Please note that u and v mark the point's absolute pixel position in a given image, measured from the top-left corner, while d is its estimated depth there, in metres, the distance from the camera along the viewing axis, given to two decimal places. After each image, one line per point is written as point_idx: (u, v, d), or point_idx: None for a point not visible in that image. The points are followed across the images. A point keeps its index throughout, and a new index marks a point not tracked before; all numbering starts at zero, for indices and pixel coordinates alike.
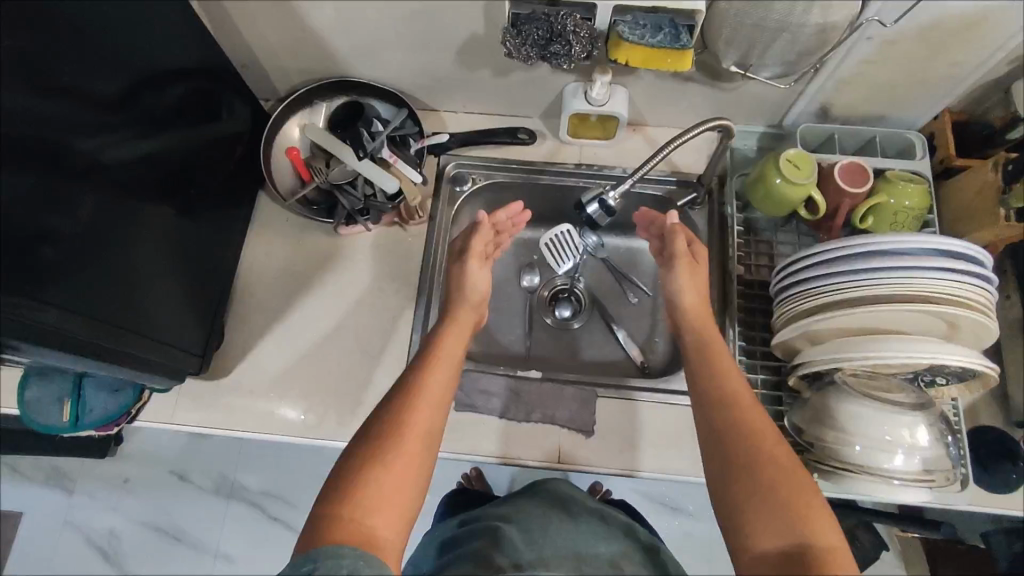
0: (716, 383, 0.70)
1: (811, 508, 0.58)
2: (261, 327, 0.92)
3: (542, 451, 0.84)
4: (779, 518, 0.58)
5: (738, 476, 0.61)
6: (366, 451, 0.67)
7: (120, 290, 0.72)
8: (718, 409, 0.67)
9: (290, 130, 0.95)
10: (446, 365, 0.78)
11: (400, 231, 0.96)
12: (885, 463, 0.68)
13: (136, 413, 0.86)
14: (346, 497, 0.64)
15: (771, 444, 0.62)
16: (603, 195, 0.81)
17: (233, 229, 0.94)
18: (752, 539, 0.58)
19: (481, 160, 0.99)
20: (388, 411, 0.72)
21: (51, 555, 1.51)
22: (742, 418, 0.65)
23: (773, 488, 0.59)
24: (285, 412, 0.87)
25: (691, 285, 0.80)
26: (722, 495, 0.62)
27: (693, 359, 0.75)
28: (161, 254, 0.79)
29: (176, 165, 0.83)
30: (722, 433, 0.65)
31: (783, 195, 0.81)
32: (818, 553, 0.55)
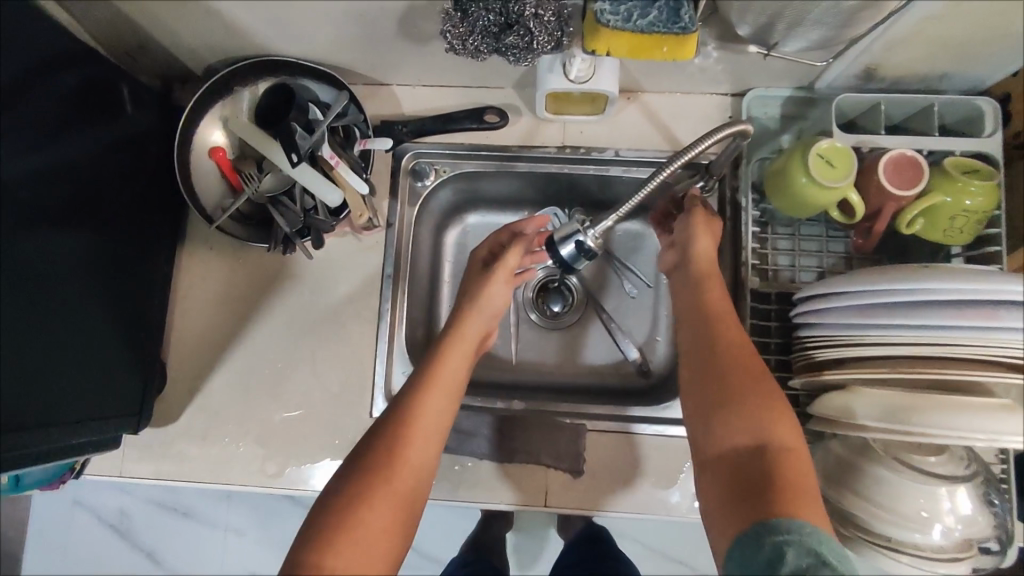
0: (701, 298, 0.68)
1: (775, 412, 0.57)
2: (207, 361, 0.81)
3: (528, 496, 0.76)
4: (741, 419, 0.57)
5: (709, 381, 0.61)
6: (349, 494, 0.57)
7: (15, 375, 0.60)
8: (700, 323, 0.66)
9: (209, 127, 0.79)
10: (443, 391, 0.66)
11: (353, 241, 0.82)
12: (915, 537, 0.58)
13: (82, 468, 0.79)
14: (327, 541, 0.54)
15: (745, 355, 0.62)
16: (576, 235, 0.68)
17: (159, 252, 0.81)
18: (716, 440, 0.58)
19: (444, 148, 0.83)
20: (376, 438, 0.61)
21: (69, 534, 1.52)
22: (721, 331, 0.64)
23: (739, 391, 0.59)
24: (241, 460, 0.78)
25: (705, 234, 0.71)
26: (693, 402, 0.62)
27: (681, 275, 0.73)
28: (67, 310, 0.67)
29: (65, 198, 0.68)
30: (697, 345, 0.65)
31: (809, 198, 0.65)
32: (775, 453, 0.54)
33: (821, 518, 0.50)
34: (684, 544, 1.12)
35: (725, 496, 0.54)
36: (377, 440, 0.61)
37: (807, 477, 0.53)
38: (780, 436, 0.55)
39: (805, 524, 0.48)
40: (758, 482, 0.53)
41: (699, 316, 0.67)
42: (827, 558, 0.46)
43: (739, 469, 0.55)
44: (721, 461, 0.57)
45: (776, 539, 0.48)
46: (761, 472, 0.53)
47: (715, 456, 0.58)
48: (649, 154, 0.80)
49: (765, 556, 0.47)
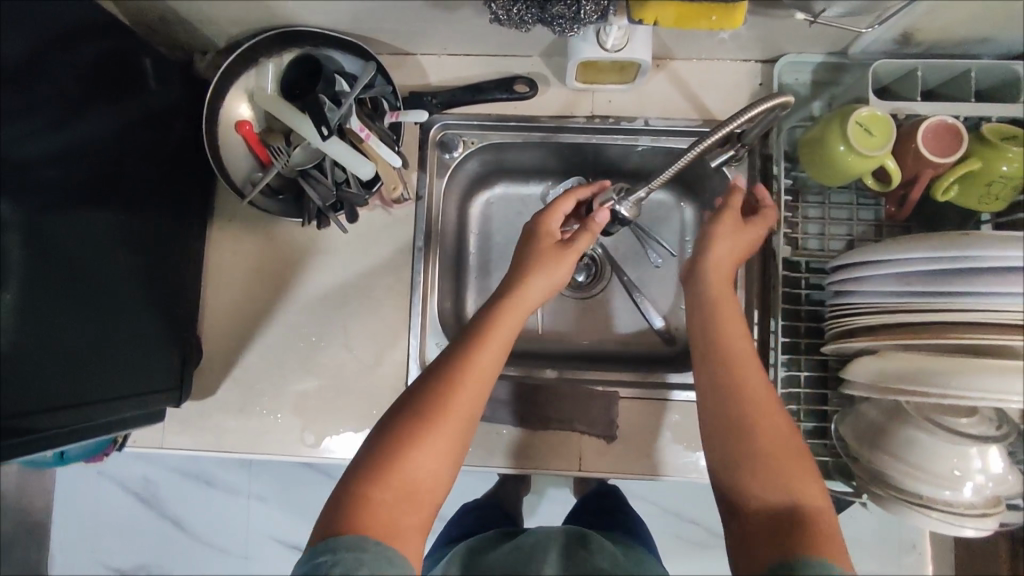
0: (717, 317, 0.64)
1: (804, 477, 0.54)
2: (242, 336, 0.82)
3: (563, 460, 0.78)
4: (769, 480, 0.54)
5: (732, 435, 0.57)
6: (401, 432, 0.57)
7: (59, 353, 0.61)
8: (717, 348, 0.62)
9: (235, 101, 0.78)
10: (497, 341, 0.63)
11: (383, 214, 0.82)
12: (945, 494, 0.60)
13: (125, 440, 0.81)
14: (378, 469, 0.56)
15: (768, 406, 0.58)
16: (615, 204, 0.75)
17: (190, 226, 0.81)
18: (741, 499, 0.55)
19: (472, 119, 0.82)
20: (428, 379, 0.61)
21: (89, 505, 1.48)
22: (742, 357, 0.61)
23: (764, 445, 0.55)
24: (280, 430, 0.80)
25: (725, 248, 0.68)
26: (714, 452, 0.58)
27: (696, 307, 0.66)
28: (104, 287, 0.68)
29: (96, 173, 0.68)
30: (717, 390, 0.60)
31: (847, 166, 0.65)
32: (806, 519, 0.51)
33: None
34: (701, 506, 1.16)
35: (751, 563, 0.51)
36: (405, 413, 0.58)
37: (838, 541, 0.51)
38: (808, 483, 0.53)
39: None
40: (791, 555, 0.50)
41: (716, 356, 0.61)
42: None
43: (770, 537, 0.51)
44: (748, 522, 0.53)
45: None
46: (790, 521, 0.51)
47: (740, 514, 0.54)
48: (679, 122, 0.80)
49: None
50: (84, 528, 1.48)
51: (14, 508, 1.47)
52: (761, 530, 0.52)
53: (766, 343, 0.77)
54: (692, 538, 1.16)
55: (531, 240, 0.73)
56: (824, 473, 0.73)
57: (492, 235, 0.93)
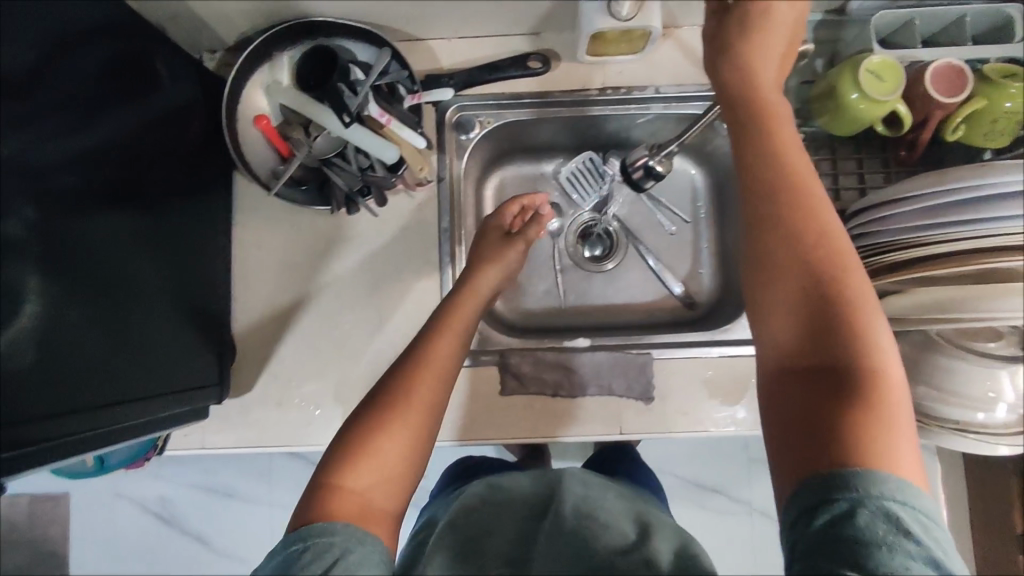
0: (765, 143, 0.50)
1: (870, 341, 0.46)
2: (275, 329, 0.82)
3: (604, 425, 0.79)
4: (830, 343, 0.46)
5: (791, 289, 0.48)
6: (370, 423, 0.59)
7: (89, 358, 0.61)
8: (765, 183, 0.50)
9: (253, 95, 0.79)
10: (450, 341, 0.68)
11: (407, 198, 0.83)
12: (977, 417, 0.64)
13: (164, 444, 0.80)
14: (347, 458, 0.57)
15: (837, 258, 0.48)
16: (648, 162, 0.77)
17: (216, 225, 0.81)
18: (790, 359, 0.48)
19: (487, 98, 0.84)
20: (390, 377, 0.64)
21: (102, 531, 1.38)
22: (809, 198, 0.49)
23: (825, 307, 0.47)
24: (321, 419, 0.80)
25: (762, 60, 0.51)
26: (763, 301, 0.49)
27: (739, 113, 0.52)
28: (131, 291, 0.67)
29: (116, 176, 0.68)
30: (770, 235, 0.49)
31: (856, 113, 0.69)
32: (868, 390, 0.45)
33: (911, 466, 0.43)
34: (730, 471, 1.17)
35: (796, 428, 0.45)
36: (358, 425, 0.59)
37: (898, 414, 0.45)
38: (869, 351, 0.46)
39: (898, 479, 0.42)
40: (850, 426, 0.43)
41: (771, 185, 0.49)
42: (911, 529, 0.40)
43: (819, 409, 0.45)
44: (794, 387, 0.47)
45: (858, 504, 0.41)
46: (852, 392, 0.44)
47: (785, 373, 0.47)
48: (688, 88, 0.83)
49: (833, 512, 0.41)
50: (99, 560, 1.39)
51: (32, 538, 1.38)
52: (809, 399, 0.46)
53: None
54: (717, 505, 1.18)
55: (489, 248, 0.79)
56: None
57: None
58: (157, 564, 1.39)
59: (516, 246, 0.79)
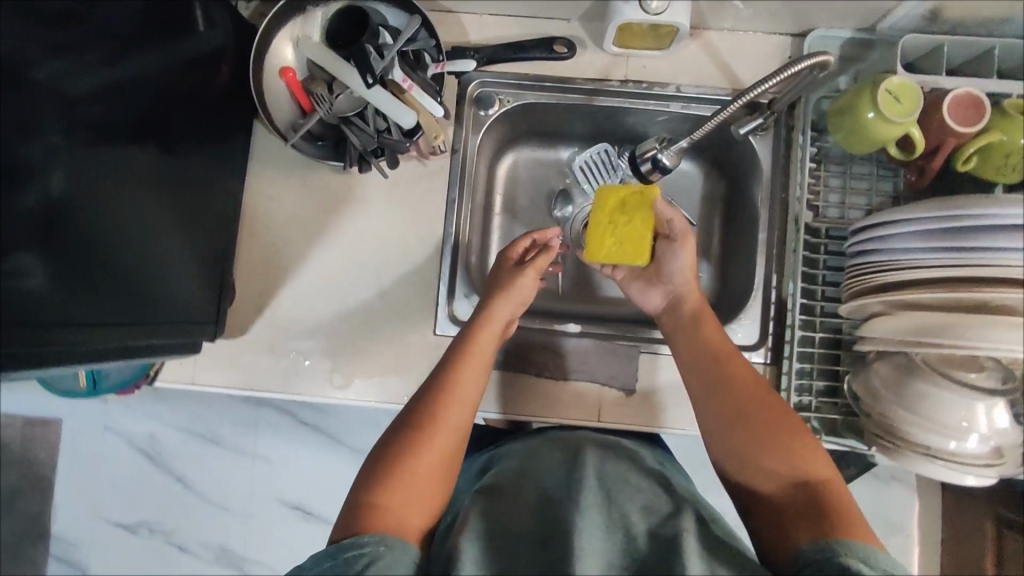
0: (700, 331, 0.71)
1: (812, 452, 0.61)
2: (276, 278, 0.84)
3: (582, 411, 0.81)
4: (783, 460, 0.61)
5: (740, 431, 0.64)
6: (399, 446, 0.63)
7: (102, 278, 0.64)
8: (705, 361, 0.69)
9: (281, 47, 0.80)
10: (476, 363, 0.70)
11: (419, 166, 0.85)
12: (951, 446, 0.64)
13: (155, 375, 0.83)
14: (380, 481, 0.60)
15: (767, 395, 0.65)
16: (656, 154, 0.76)
17: (231, 169, 0.83)
18: (755, 488, 0.62)
19: (509, 76, 0.85)
20: (419, 401, 0.67)
21: (88, 463, 1.40)
22: (730, 357, 0.68)
23: (770, 442, 0.62)
24: (309, 371, 0.82)
25: (688, 263, 0.74)
26: (725, 454, 0.65)
27: (681, 331, 0.73)
28: (147, 221, 0.69)
29: (145, 107, 0.70)
30: (721, 391, 0.66)
31: (872, 132, 0.69)
32: (822, 491, 0.59)
33: (871, 537, 0.54)
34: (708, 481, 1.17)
35: (781, 524, 0.58)
36: (389, 448, 0.63)
37: (849, 503, 0.58)
38: (813, 468, 0.60)
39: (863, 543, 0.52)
40: (816, 517, 0.56)
41: (711, 368, 0.68)
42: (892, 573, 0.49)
43: (791, 509, 0.58)
44: (767, 500, 0.61)
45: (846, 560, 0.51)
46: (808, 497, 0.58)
47: (758, 499, 0.61)
48: (709, 90, 0.83)
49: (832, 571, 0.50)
50: (82, 489, 1.40)
51: (23, 457, 1.41)
52: (782, 508, 0.59)
53: (781, 306, 0.82)
54: None
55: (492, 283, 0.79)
56: (832, 430, 0.77)
57: (516, 197, 0.96)
58: (136, 501, 1.40)
59: (526, 271, 0.76)
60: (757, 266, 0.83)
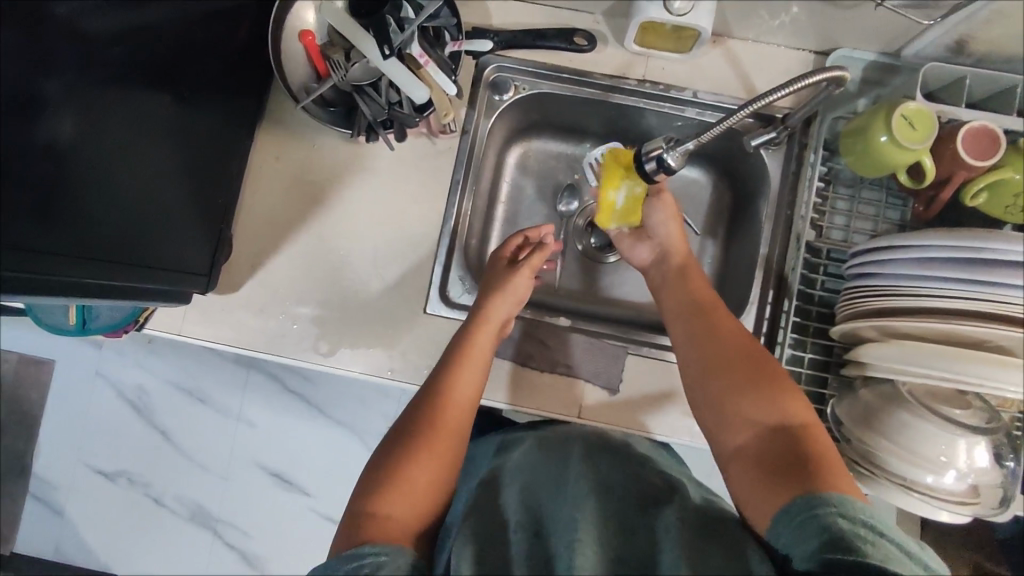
0: (688, 286, 0.77)
1: (792, 398, 0.63)
2: (274, 239, 0.84)
3: (563, 404, 0.80)
4: (761, 406, 0.63)
5: (719, 378, 0.67)
6: (398, 451, 0.64)
7: (93, 215, 0.63)
8: (689, 316, 0.73)
9: (304, 10, 0.80)
10: (473, 364, 0.72)
11: (428, 144, 0.84)
12: (926, 479, 0.64)
13: (145, 322, 0.83)
14: (380, 489, 0.61)
15: (749, 344, 0.68)
16: (662, 153, 0.70)
17: (242, 126, 0.83)
18: (734, 440, 0.63)
19: (527, 63, 0.85)
20: (416, 404, 0.69)
21: (75, 406, 1.41)
22: (714, 311, 0.73)
23: (750, 388, 0.64)
24: (297, 335, 0.82)
25: (672, 219, 0.81)
26: (708, 405, 0.67)
27: (672, 286, 0.78)
28: (151, 169, 0.69)
29: (158, 52, 0.69)
30: (703, 340, 0.70)
31: (884, 156, 0.68)
32: (799, 436, 0.60)
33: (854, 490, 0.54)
34: None
35: (763, 478, 0.58)
36: (390, 454, 0.64)
37: (828, 448, 0.59)
38: (793, 414, 0.62)
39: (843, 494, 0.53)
40: (792, 464, 0.57)
41: (695, 317, 0.73)
42: (883, 529, 0.49)
43: (769, 454, 0.60)
44: (748, 451, 0.61)
45: (831, 515, 0.51)
46: (790, 445, 0.59)
47: (739, 450, 0.62)
48: (726, 99, 0.83)
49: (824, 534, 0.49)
50: (67, 432, 1.42)
51: (12, 394, 1.42)
52: (761, 456, 0.60)
53: (774, 323, 0.80)
54: None
55: (489, 279, 0.80)
56: None
57: (522, 186, 0.96)
58: (118, 450, 1.41)
59: (522, 272, 0.78)
60: (754, 280, 0.82)
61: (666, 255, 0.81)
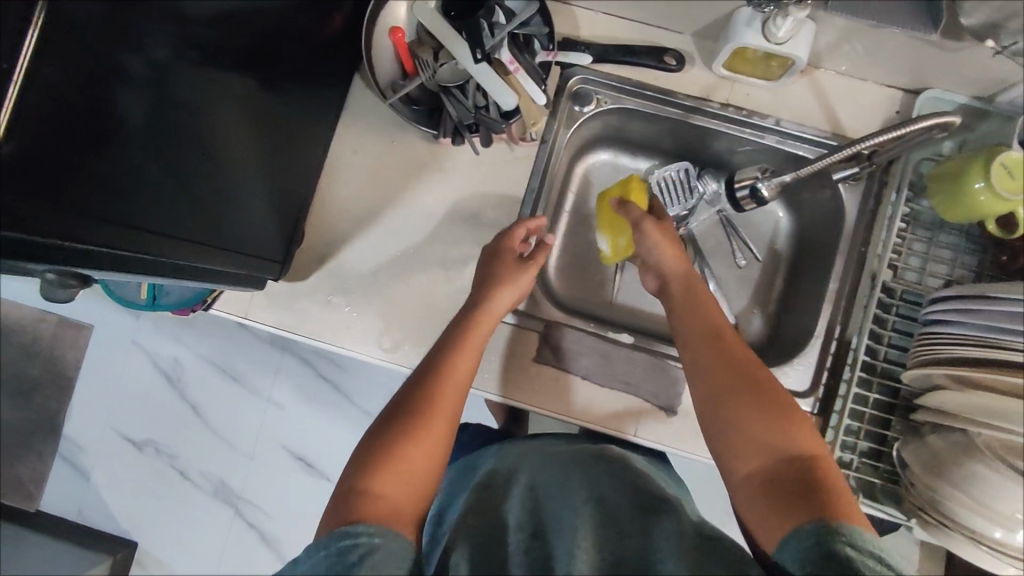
0: (699, 302, 0.74)
1: (799, 425, 0.62)
2: (344, 231, 0.85)
3: (619, 422, 0.80)
4: (766, 433, 0.61)
5: (726, 402, 0.64)
6: (392, 433, 0.62)
7: (162, 194, 0.61)
8: (694, 334, 0.71)
9: (397, 7, 0.81)
10: (470, 352, 0.71)
11: (506, 149, 0.85)
12: (997, 534, 0.62)
13: (211, 302, 0.83)
14: (373, 470, 0.59)
15: (758, 370, 0.66)
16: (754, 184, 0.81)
17: (322, 117, 0.84)
18: (740, 465, 0.61)
19: (611, 77, 0.85)
20: (410, 389, 0.67)
21: (111, 374, 1.43)
22: (721, 330, 0.70)
23: (756, 413, 0.63)
24: (359, 329, 0.82)
25: (666, 245, 0.77)
26: (713, 429, 0.65)
27: (680, 302, 0.75)
28: (216, 150, 0.67)
29: (249, 36, 0.69)
30: (711, 361, 0.68)
31: (977, 204, 0.68)
32: (809, 465, 0.58)
33: (865, 522, 0.53)
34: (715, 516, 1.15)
35: (773, 506, 0.56)
36: (383, 436, 0.62)
37: (837, 478, 0.58)
38: (802, 444, 0.60)
39: (855, 525, 0.51)
40: (801, 492, 0.56)
41: (700, 335, 0.70)
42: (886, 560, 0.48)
43: (777, 483, 0.58)
44: (755, 478, 0.59)
45: (840, 542, 0.49)
46: (798, 475, 0.57)
47: (746, 477, 0.60)
48: (809, 130, 0.82)
49: (833, 559, 0.48)
50: (101, 398, 1.43)
51: (50, 357, 1.44)
52: (769, 484, 0.58)
53: (839, 358, 0.80)
54: None
55: (484, 270, 0.79)
56: (869, 494, 0.75)
57: (588, 198, 0.96)
58: (150, 420, 1.43)
59: (527, 271, 0.77)
60: (821, 314, 0.82)
61: (670, 277, 0.77)
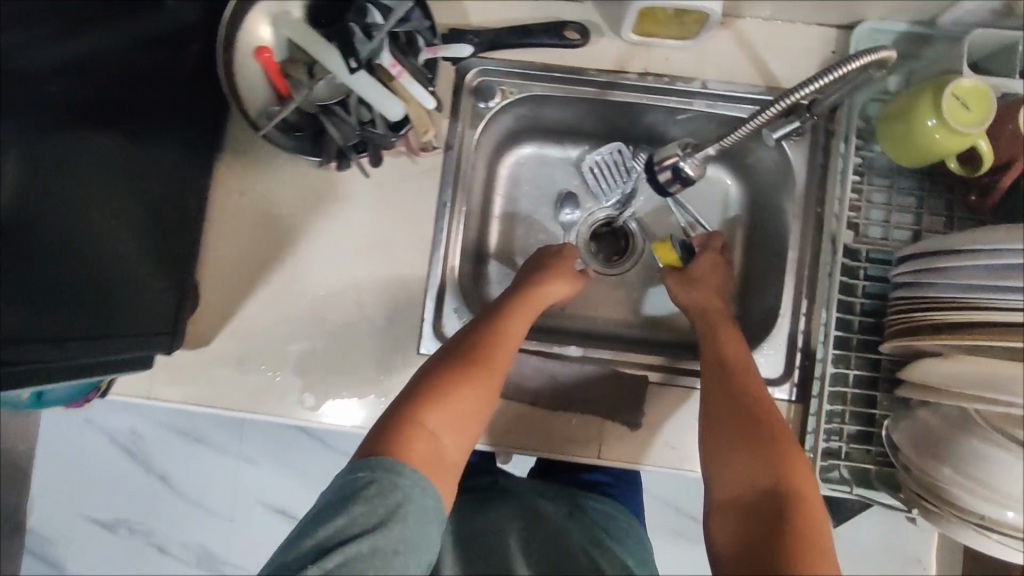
0: (719, 325, 0.70)
1: (796, 465, 0.57)
2: (246, 283, 0.75)
3: (580, 444, 0.72)
4: (763, 457, 0.58)
5: (740, 418, 0.61)
6: (448, 373, 0.61)
7: (12, 308, 0.52)
8: (714, 353, 0.67)
9: (257, 24, 0.71)
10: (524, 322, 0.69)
11: (409, 163, 0.76)
12: (1009, 518, 0.53)
13: (107, 388, 0.74)
14: (426, 401, 0.59)
15: (769, 407, 0.62)
16: (678, 162, 0.72)
17: (199, 160, 0.74)
18: (726, 487, 0.59)
19: (512, 64, 0.76)
20: (477, 331, 0.66)
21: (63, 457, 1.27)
22: (746, 358, 0.67)
23: (770, 436, 0.59)
24: (279, 390, 0.73)
25: (699, 289, 0.74)
26: (714, 440, 0.61)
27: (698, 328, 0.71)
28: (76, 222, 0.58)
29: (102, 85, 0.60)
30: (733, 386, 0.64)
31: (936, 143, 0.60)
32: (790, 501, 0.55)
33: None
34: None
35: (746, 540, 0.54)
36: (439, 371, 0.61)
37: (821, 525, 0.54)
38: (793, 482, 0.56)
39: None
40: (778, 527, 0.53)
41: (728, 354, 0.67)
42: None
43: (761, 514, 0.55)
44: (736, 503, 0.57)
45: None
46: (784, 510, 0.54)
47: (729, 499, 0.58)
48: (739, 88, 0.74)
49: None
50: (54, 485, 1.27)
51: None
52: (749, 514, 0.56)
53: (810, 335, 0.72)
54: (692, 536, 1.06)
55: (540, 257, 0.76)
56: (864, 482, 0.67)
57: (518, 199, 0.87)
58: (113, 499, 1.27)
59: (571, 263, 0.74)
60: (785, 288, 0.74)
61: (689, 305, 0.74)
